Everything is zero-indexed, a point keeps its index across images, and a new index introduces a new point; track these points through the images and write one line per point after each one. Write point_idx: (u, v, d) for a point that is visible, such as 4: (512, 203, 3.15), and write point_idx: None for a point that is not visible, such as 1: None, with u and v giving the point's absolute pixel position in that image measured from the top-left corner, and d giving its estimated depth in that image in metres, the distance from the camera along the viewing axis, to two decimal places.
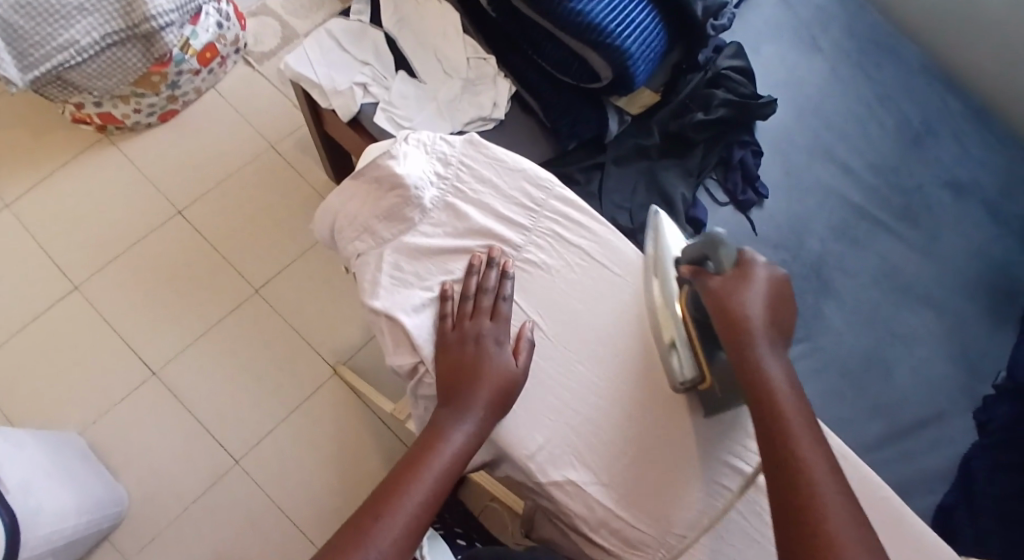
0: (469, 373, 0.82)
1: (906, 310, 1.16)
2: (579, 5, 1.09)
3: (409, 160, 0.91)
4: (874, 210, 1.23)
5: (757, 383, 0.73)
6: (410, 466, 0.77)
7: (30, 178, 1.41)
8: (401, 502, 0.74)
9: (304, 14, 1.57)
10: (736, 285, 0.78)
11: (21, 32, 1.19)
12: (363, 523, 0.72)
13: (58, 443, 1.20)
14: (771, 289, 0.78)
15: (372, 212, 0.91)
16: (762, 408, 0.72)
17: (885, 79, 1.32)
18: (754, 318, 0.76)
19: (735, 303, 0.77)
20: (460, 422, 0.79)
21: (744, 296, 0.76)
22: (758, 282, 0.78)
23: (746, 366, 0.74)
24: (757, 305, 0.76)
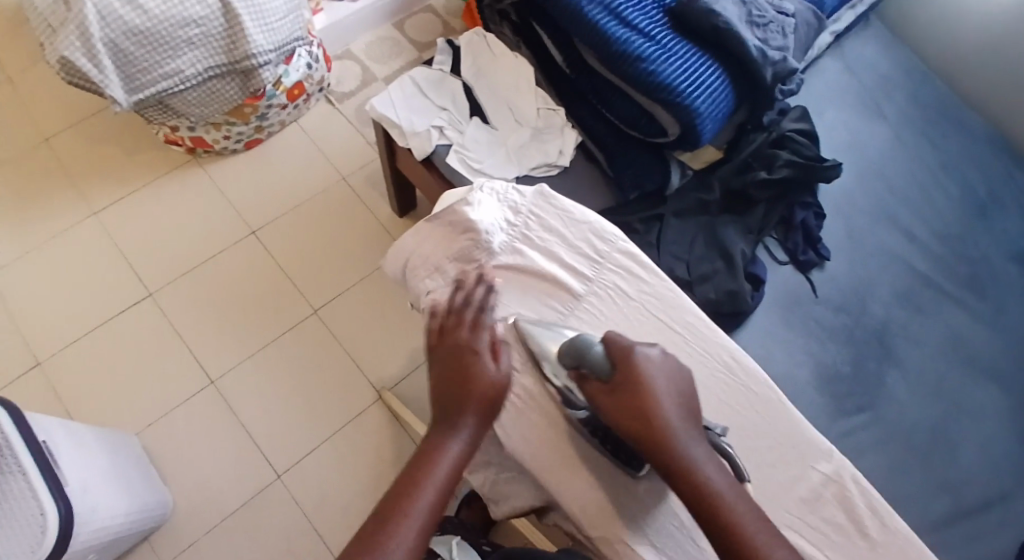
0: (461, 383, 0.81)
1: (968, 384, 1.14)
2: (651, 64, 1.13)
3: (481, 209, 0.96)
4: (939, 280, 1.22)
5: (695, 493, 0.75)
6: (411, 477, 0.77)
7: (121, 192, 1.50)
8: (407, 514, 0.74)
9: (383, 60, 1.67)
10: (631, 394, 0.78)
11: (130, 58, 1.27)
12: (372, 536, 0.72)
13: (117, 445, 1.24)
14: (663, 379, 0.80)
15: (444, 253, 0.96)
16: (709, 512, 0.74)
17: (952, 153, 1.32)
18: (663, 422, 0.77)
19: (637, 413, 0.78)
20: (452, 436, 0.80)
21: (647, 401, 0.78)
22: (649, 378, 0.79)
23: (678, 477, 0.76)
24: (660, 405, 0.78)
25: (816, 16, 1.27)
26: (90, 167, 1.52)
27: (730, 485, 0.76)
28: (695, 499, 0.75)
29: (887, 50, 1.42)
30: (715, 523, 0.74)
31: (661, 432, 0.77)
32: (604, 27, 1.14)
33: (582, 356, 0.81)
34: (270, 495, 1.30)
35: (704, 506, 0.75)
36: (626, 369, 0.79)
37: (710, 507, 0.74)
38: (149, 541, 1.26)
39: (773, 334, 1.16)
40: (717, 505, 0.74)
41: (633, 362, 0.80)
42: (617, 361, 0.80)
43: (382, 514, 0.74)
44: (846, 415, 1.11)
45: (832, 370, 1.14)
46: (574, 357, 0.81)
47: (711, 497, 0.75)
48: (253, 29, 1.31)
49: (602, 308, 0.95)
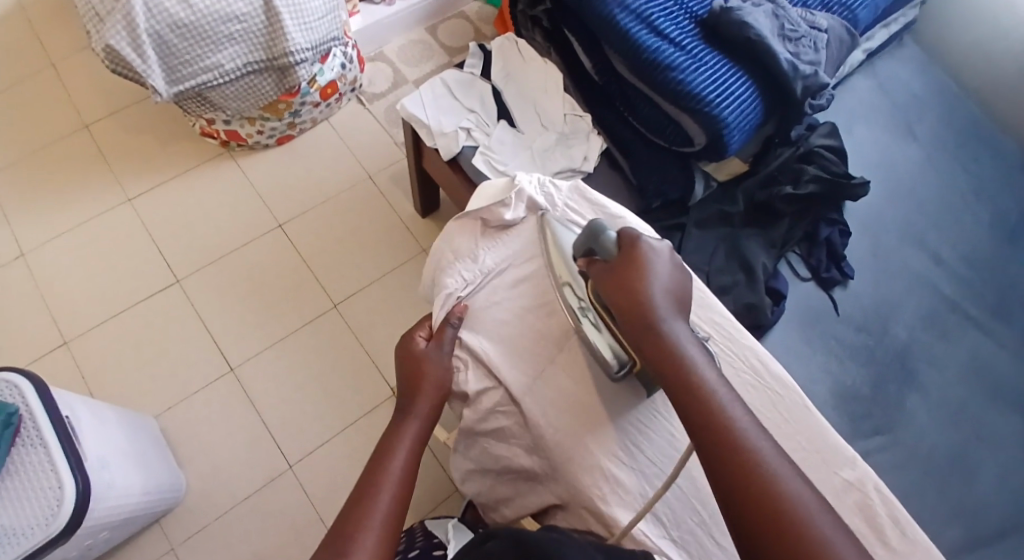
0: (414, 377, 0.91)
1: (993, 412, 1.11)
2: (680, 73, 1.14)
3: (525, 199, 1.01)
4: (965, 303, 1.19)
5: (670, 361, 0.76)
6: (381, 458, 0.82)
7: (155, 180, 1.54)
8: (384, 484, 0.79)
9: (414, 63, 1.71)
10: (627, 267, 0.81)
11: (173, 51, 1.31)
12: (357, 504, 0.76)
13: (136, 426, 1.26)
14: (660, 262, 0.81)
15: (476, 243, 1.02)
16: (677, 381, 0.74)
17: (984, 176, 1.30)
18: (652, 296, 0.79)
19: (628, 283, 0.80)
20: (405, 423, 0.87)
21: (640, 275, 0.80)
22: (647, 257, 0.81)
23: (656, 347, 0.77)
24: (651, 278, 0.80)
25: (850, 33, 1.25)
26: (127, 156, 1.56)
27: (706, 363, 0.75)
28: (670, 370, 0.75)
29: (920, 70, 1.41)
30: (682, 392, 0.73)
31: (645, 303, 0.78)
32: (635, 35, 1.15)
33: (595, 239, 0.86)
34: (280, 485, 1.31)
35: (674, 375, 0.75)
36: (626, 249, 0.82)
37: (679, 376, 0.74)
38: (160, 523, 1.27)
39: (791, 350, 1.15)
40: (687, 377, 0.74)
41: (636, 243, 0.82)
42: (622, 244, 0.84)
43: (362, 487, 0.78)
44: (864, 436, 1.09)
45: (852, 389, 1.12)
46: (589, 240, 0.86)
47: (683, 368, 0.75)
48: (292, 27, 1.34)
49: None
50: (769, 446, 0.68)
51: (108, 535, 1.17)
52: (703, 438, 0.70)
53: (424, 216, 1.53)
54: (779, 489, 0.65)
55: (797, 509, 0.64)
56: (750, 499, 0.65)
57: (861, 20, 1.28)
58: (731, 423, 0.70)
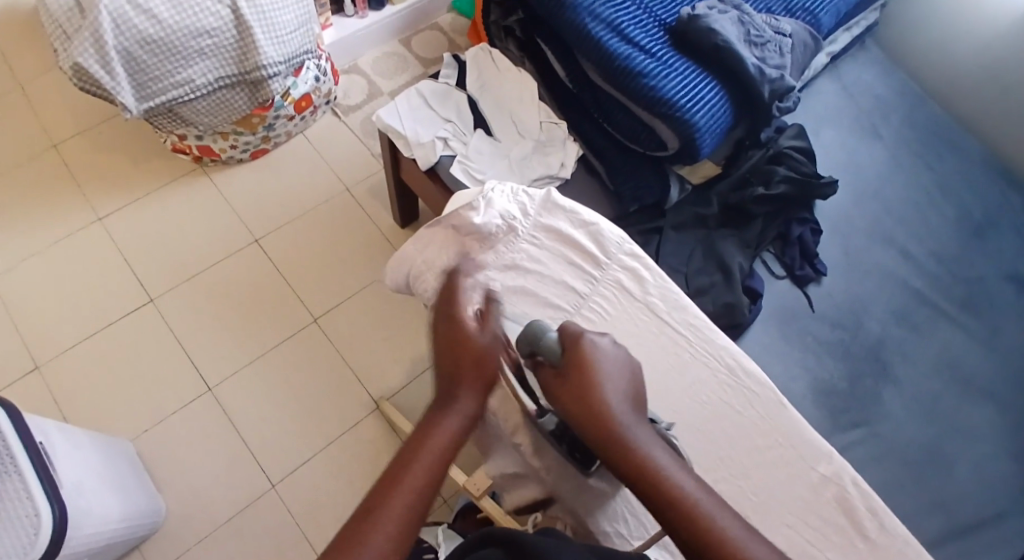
0: (457, 358, 0.75)
1: (965, 403, 1.15)
2: (652, 80, 1.16)
3: (495, 206, 0.99)
4: (934, 297, 1.23)
5: (648, 477, 0.71)
6: (394, 467, 0.70)
7: (126, 198, 1.52)
8: (387, 506, 0.67)
9: (389, 75, 1.71)
10: (578, 375, 0.75)
11: (143, 66, 1.29)
12: (349, 536, 0.65)
13: (113, 450, 1.24)
14: (611, 365, 0.77)
15: (448, 255, 0.98)
16: (655, 493, 0.71)
17: (947, 174, 1.35)
18: (610, 403, 0.74)
19: (582, 392, 0.75)
20: (449, 407, 0.73)
21: (593, 383, 0.75)
22: (596, 360, 0.76)
23: (626, 459, 0.72)
24: (606, 385, 0.75)
25: (814, 37, 1.29)
26: (96, 174, 1.54)
27: (683, 472, 0.72)
28: (649, 487, 0.71)
29: (883, 72, 1.46)
30: (670, 511, 0.69)
31: (603, 409, 0.74)
32: (607, 44, 1.17)
33: (537, 341, 0.79)
34: (264, 504, 1.29)
35: (656, 491, 0.71)
36: (573, 352, 0.77)
37: (662, 492, 0.70)
38: (140, 548, 1.25)
39: (770, 348, 1.17)
40: (669, 494, 0.70)
41: (582, 345, 0.77)
42: (567, 347, 0.78)
43: (364, 511, 0.67)
44: (844, 431, 1.12)
45: (830, 385, 1.15)
46: (529, 342, 0.79)
47: (663, 482, 0.71)
48: (264, 41, 1.34)
49: (606, 308, 0.97)
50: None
51: None
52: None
53: (403, 226, 1.53)
54: None
55: None
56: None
57: (824, 25, 1.32)
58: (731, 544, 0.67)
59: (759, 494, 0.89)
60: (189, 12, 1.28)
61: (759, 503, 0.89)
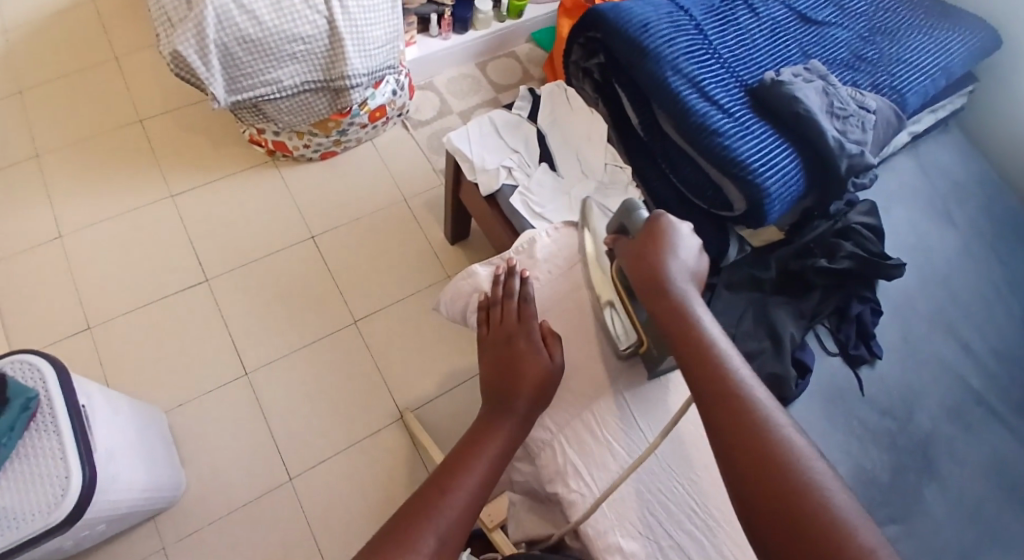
0: (513, 370, 0.91)
1: (1013, 514, 1.07)
2: (726, 139, 1.15)
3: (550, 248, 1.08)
4: (992, 397, 1.17)
5: (677, 319, 0.80)
6: (464, 455, 0.83)
7: (199, 180, 1.58)
8: (460, 484, 0.79)
9: (461, 96, 1.75)
10: (647, 239, 0.88)
11: (237, 62, 1.35)
12: (422, 507, 0.75)
13: (146, 419, 1.27)
14: (680, 241, 0.88)
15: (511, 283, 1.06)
16: (682, 328, 0.79)
17: (1023, 271, 1.29)
18: (668, 265, 0.85)
19: (646, 250, 0.87)
20: (507, 414, 0.88)
21: (660, 245, 0.87)
22: (667, 232, 0.88)
23: (665, 305, 0.82)
24: (671, 252, 0.86)
25: (898, 116, 1.25)
26: (176, 155, 1.61)
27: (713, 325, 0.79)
28: (678, 327, 0.79)
29: (964, 158, 1.41)
30: (687, 350, 0.77)
31: (662, 264, 0.85)
32: (685, 98, 1.17)
33: (629, 219, 0.95)
34: (278, 496, 1.30)
35: (681, 330, 0.79)
36: (651, 224, 0.90)
37: (686, 332, 0.78)
38: (155, 520, 1.27)
39: (809, 424, 1.13)
40: (692, 332, 0.78)
41: (659, 219, 0.90)
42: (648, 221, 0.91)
43: (435, 488, 0.78)
44: (877, 524, 1.06)
45: (868, 474, 1.09)
46: (622, 220, 0.96)
47: (691, 326, 0.79)
48: (352, 52, 1.39)
49: None
50: (775, 406, 0.70)
51: (105, 527, 1.17)
52: (705, 388, 0.73)
53: (453, 242, 1.55)
54: (768, 433, 0.68)
55: (779, 453, 0.66)
56: (736, 439, 0.68)
57: (909, 104, 1.29)
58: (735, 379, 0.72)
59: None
60: (288, 17, 1.34)
61: None
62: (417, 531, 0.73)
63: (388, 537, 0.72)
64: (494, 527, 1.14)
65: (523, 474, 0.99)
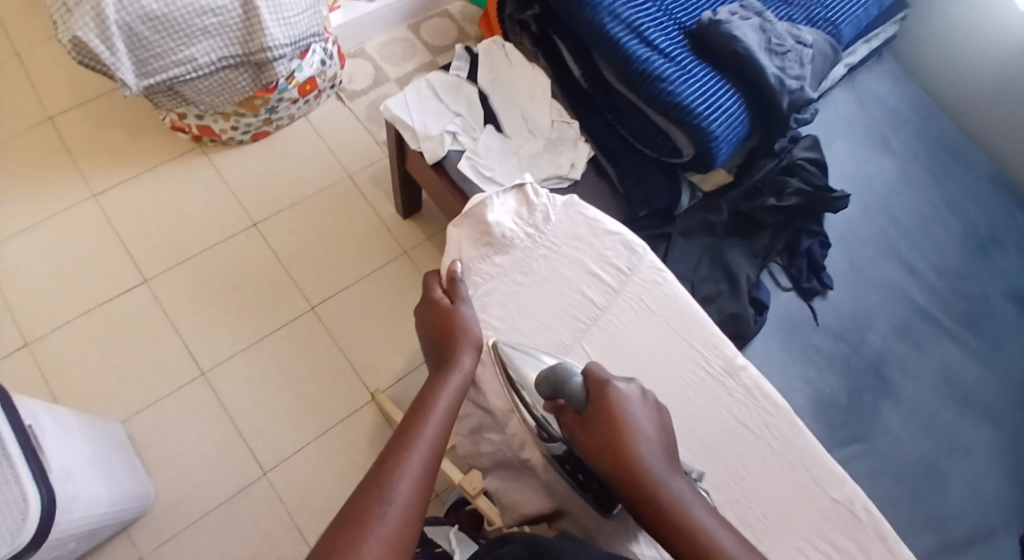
0: (449, 332, 0.91)
1: (962, 421, 1.15)
2: (670, 85, 1.14)
3: (506, 216, 1.00)
4: (937, 314, 1.23)
5: (681, 532, 0.74)
6: (412, 418, 0.80)
7: (121, 174, 1.48)
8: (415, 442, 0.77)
9: (396, 61, 1.67)
10: (604, 426, 0.80)
11: (145, 42, 1.25)
12: (379, 473, 0.73)
13: (104, 433, 1.22)
14: (639, 414, 0.81)
15: (468, 253, 0.99)
16: (688, 543, 0.73)
17: (956, 190, 1.35)
18: (641, 454, 0.78)
19: (610, 440, 0.79)
20: (449, 370, 0.87)
21: (620, 433, 0.79)
22: (621, 409, 0.81)
23: (656, 511, 0.76)
24: (634, 436, 0.79)
25: (834, 49, 1.26)
26: (91, 148, 1.49)
27: (713, 521, 0.74)
28: (682, 540, 0.73)
29: (896, 86, 1.45)
30: None
31: (632, 458, 0.78)
32: (626, 45, 1.15)
33: (561, 386, 0.83)
34: (255, 493, 1.27)
35: (686, 541, 0.73)
36: (601, 403, 0.81)
37: (698, 546, 0.72)
38: (128, 533, 1.23)
39: (771, 359, 1.17)
40: (701, 541, 0.72)
41: (607, 393, 0.82)
42: (590, 391, 0.83)
43: (388, 454, 0.76)
44: (842, 446, 1.12)
45: (829, 400, 1.14)
46: (552, 387, 0.84)
47: (697, 536, 0.73)
48: (270, 22, 1.30)
49: (622, 323, 0.97)
50: None
51: (74, 548, 1.12)
52: None
53: (406, 217, 1.51)
54: None
55: None
56: None
57: (844, 35, 1.31)
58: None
59: (769, 518, 0.89)
60: None
61: (770, 528, 0.88)
62: (375, 495, 0.71)
63: (347, 511, 0.69)
64: (477, 494, 1.14)
65: (494, 444, 0.94)
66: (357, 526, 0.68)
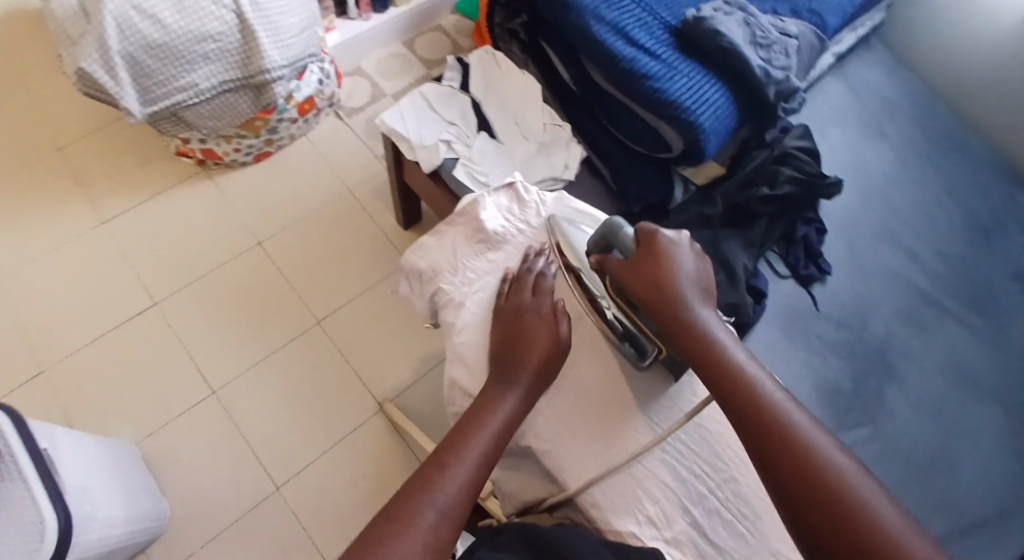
0: (521, 342, 0.88)
1: (970, 403, 1.14)
2: (656, 82, 1.16)
3: (497, 212, 1.04)
4: (940, 297, 1.23)
5: (704, 351, 0.80)
6: (464, 434, 0.81)
7: (129, 201, 1.52)
8: (461, 458, 0.78)
9: (393, 77, 1.71)
10: (648, 260, 0.86)
11: (148, 71, 1.30)
12: (423, 482, 0.76)
13: (118, 451, 1.24)
14: (681, 255, 0.86)
15: (465, 247, 1.02)
16: (710, 363, 0.79)
17: (953, 172, 1.35)
18: (676, 283, 0.84)
19: (651, 271, 0.85)
20: (509, 389, 0.85)
21: (662, 269, 0.85)
22: (665, 249, 0.86)
23: (688, 337, 0.81)
24: (675, 270, 0.85)
25: (820, 38, 1.28)
26: (101, 178, 1.54)
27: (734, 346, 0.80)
28: (699, 350, 0.80)
29: (886, 73, 1.46)
30: (722, 381, 0.77)
31: (669, 289, 0.84)
32: (612, 45, 1.17)
33: (611, 238, 0.90)
34: (269, 507, 1.28)
35: (711, 362, 0.79)
36: (645, 245, 0.87)
37: (715, 362, 0.78)
38: (144, 552, 1.24)
39: (773, 346, 1.17)
40: (721, 364, 0.78)
41: (653, 238, 0.87)
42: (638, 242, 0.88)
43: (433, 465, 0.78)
44: (849, 429, 1.11)
45: (834, 385, 1.14)
46: (604, 239, 0.90)
47: (717, 352, 0.79)
48: (267, 44, 1.34)
49: None
50: (822, 437, 0.71)
51: None
52: (747, 419, 0.73)
53: (407, 228, 1.53)
54: (835, 479, 0.68)
55: (854, 510, 0.66)
56: (802, 484, 0.68)
57: (829, 26, 1.33)
58: (779, 413, 0.73)
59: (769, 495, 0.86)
60: (192, 16, 1.28)
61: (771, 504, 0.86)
62: (415, 506, 0.73)
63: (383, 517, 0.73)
64: (488, 495, 1.13)
65: None
66: (395, 525, 0.72)
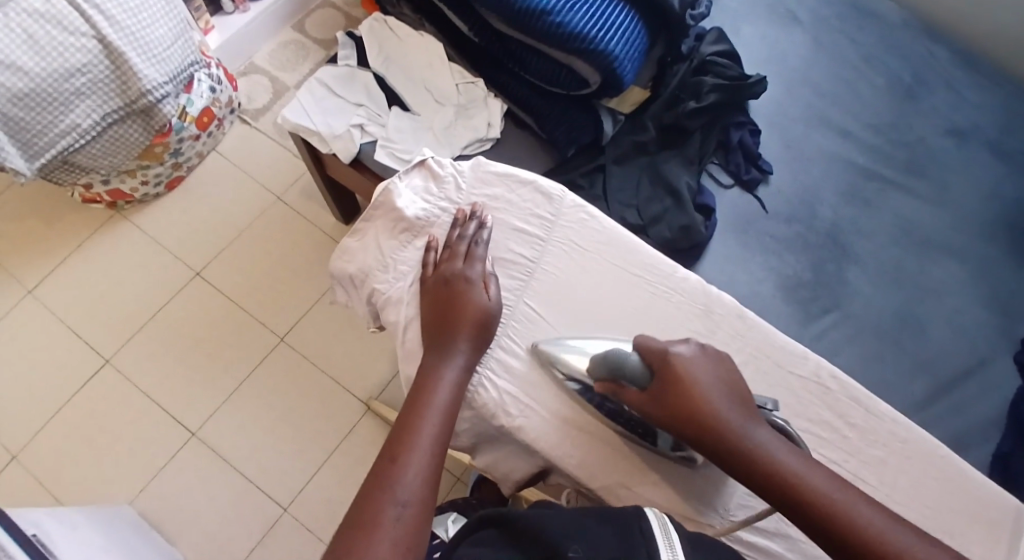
0: (448, 312, 0.87)
1: (928, 264, 1.15)
2: (557, 16, 1.11)
3: (412, 197, 0.97)
4: (880, 169, 1.23)
5: (777, 485, 0.72)
6: (410, 419, 0.79)
7: (49, 263, 1.44)
8: (414, 443, 0.77)
9: (290, 66, 1.62)
10: (675, 392, 0.76)
11: (22, 123, 1.19)
12: (380, 476, 0.75)
13: (114, 518, 1.20)
14: (704, 372, 0.76)
15: (395, 245, 0.95)
16: (791, 501, 0.71)
17: (869, 39, 1.33)
18: (714, 407, 0.74)
19: (688, 405, 0.75)
20: (447, 361, 0.84)
21: (696, 398, 0.75)
22: (687, 372, 0.76)
23: (750, 467, 0.73)
24: (706, 393, 0.75)
25: None
26: (13, 246, 1.45)
27: (799, 461, 0.72)
28: (769, 483, 0.72)
29: None
30: (811, 519, 0.70)
31: (710, 417, 0.74)
32: None
33: (620, 371, 0.77)
34: (282, 531, 1.27)
35: (789, 496, 0.71)
36: (664, 371, 0.77)
37: (793, 492, 0.71)
38: None
39: (730, 257, 1.17)
40: (803, 495, 0.70)
41: (670, 363, 0.77)
42: (654, 369, 0.77)
43: (386, 458, 0.76)
44: (817, 320, 1.12)
45: (795, 279, 1.15)
46: (611, 373, 0.78)
47: (790, 482, 0.71)
48: (141, 63, 1.25)
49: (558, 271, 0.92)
50: (933, 549, 0.67)
51: None
52: (853, 554, 0.68)
53: (346, 222, 1.48)
54: None
55: None
56: None
57: None
58: (884, 541, 0.67)
59: None
60: (53, 53, 1.18)
61: None
62: (378, 505, 0.72)
63: (348, 525, 0.72)
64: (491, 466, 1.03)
65: (469, 422, 0.88)
66: (362, 529, 0.71)
